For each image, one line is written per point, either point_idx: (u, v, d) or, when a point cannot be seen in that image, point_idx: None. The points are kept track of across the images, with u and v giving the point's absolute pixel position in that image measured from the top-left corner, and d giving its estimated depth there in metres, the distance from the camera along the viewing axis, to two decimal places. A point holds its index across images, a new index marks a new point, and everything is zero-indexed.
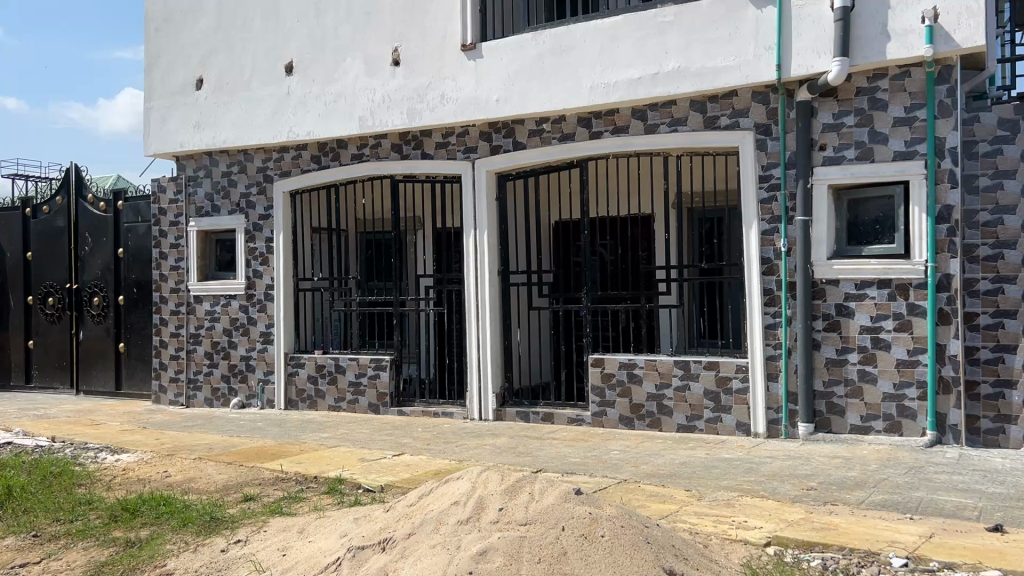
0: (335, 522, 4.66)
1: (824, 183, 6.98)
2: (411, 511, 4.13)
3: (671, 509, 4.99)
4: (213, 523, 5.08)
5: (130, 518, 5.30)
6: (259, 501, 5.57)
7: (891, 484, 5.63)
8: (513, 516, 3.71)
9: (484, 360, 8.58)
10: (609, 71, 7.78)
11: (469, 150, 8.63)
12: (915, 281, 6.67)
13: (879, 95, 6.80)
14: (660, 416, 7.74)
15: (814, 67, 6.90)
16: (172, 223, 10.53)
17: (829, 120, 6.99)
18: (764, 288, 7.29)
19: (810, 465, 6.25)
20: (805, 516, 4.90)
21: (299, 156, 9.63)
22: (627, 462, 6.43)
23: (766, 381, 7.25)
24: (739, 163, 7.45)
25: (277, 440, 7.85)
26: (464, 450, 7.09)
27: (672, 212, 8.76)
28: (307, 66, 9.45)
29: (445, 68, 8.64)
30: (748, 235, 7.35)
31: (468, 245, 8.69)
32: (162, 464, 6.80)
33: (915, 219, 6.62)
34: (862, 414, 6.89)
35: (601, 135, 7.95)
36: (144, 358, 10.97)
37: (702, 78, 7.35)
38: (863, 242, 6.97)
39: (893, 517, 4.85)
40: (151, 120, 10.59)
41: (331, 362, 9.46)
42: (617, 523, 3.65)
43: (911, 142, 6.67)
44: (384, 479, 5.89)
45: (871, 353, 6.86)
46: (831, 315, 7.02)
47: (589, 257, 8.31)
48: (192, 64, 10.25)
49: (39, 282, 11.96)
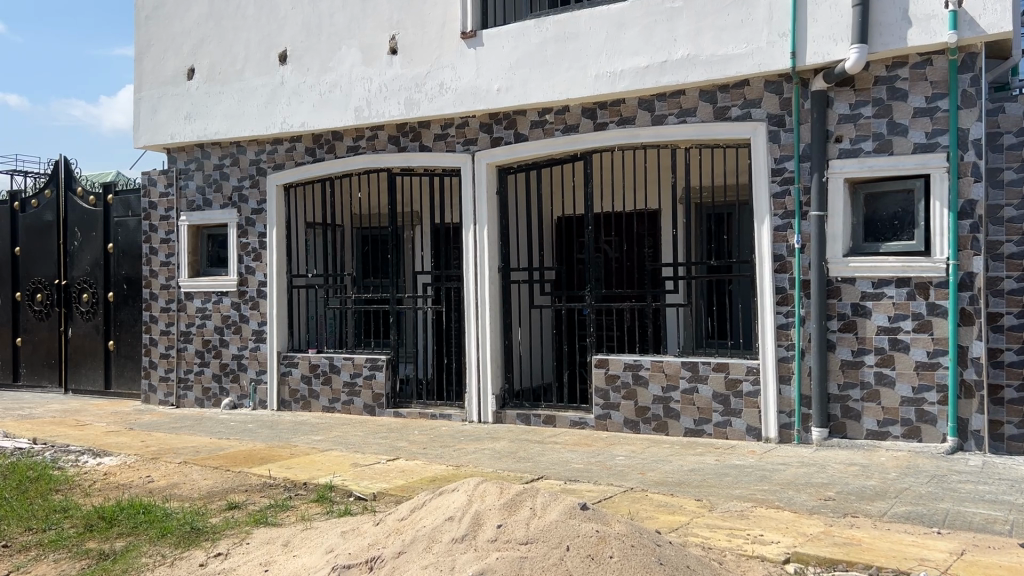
0: (323, 535, 4.35)
1: (840, 176, 6.67)
2: (403, 526, 3.81)
3: (682, 521, 4.68)
4: (193, 534, 4.77)
5: (106, 527, 4.98)
6: (243, 509, 5.26)
7: (914, 494, 5.31)
8: (513, 534, 3.40)
9: (483, 360, 8.25)
10: (615, 59, 7.45)
11: (469, 142, 8.32)
12: (936, 280, 6.35)
13: (898, 84, 6.48)
14: (667, 420, 7.41)
15: (831, 54, 6.57)
16: (162, 218, 10.21)
17: (846, 111, 6.68)
18: (776, 287, 6.96)
19: (826, 472, 5.94)
20: (825, 529, 4.58)
21: (293, 149, 9.31)
22: (633, 469, 6.13)
23: (778, 383, 6.93)
24: (750, 155, 7.12)
25: (267, 442, 7.53)
26: (462, 455, 6.77)
27: (679, 207, 8.47)
28: (301, 55, 9.12)
29: (444, 57, 8.31)
30: (760, 231, 7.02)
31: (467, 242, 8.36)
32: (145, 468, 6.48)
33: (936, 215, 6.28)
34: (879, 419, 6.56)
35: (606, 127, 7.63)
36: (133, 356, 10.66)
37: (713, 66, 7.03)
38: (881, 239, 6.63)
39: (919, 532, 4.54)
40: (141, 111, 10.27)
41: (324, 362, 9.14)
42: (627, 543, 3.34)
43: (933, 134, 6.35)
44: (377, 487, 5.58)
45: (889, 354, 6.53)
46: (847, 315, 6.70)
47: (592, 253, 7.93)
48: (184, 54, 9.93)
49: (28, 277, 11.67)
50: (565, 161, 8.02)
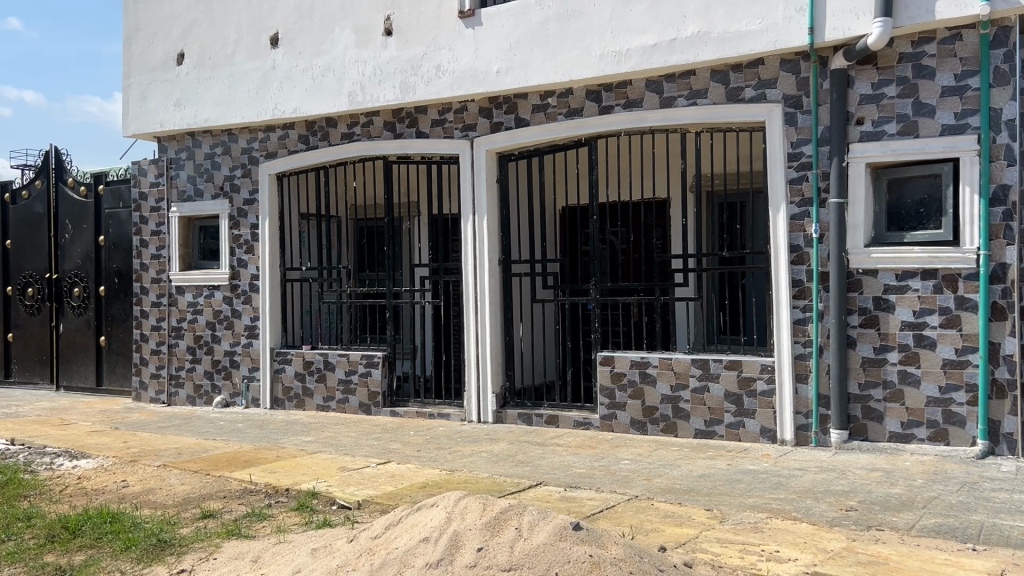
0: (295, 551, 3.97)
1: (862, 161, 6.22)
2: (375, 546, 3.43)
3: (690, 535, 4.29)
4: (159, 547, 4.39)
5: (67, 539, 4.61)
6: (218, 518, 4.89)
7: (944, 505, 4.87)
8: (494, 559, 3.03)
9: (483, 357, 7.84)
10: (621, 37, 7.02)
11: (467, 127, 7.91)
12: (965, 272, 5.90)
13: (924, 61, 6.03)
14: (676, 421, 6.99)
15: (852, 30, 6.11)
16: (152, 209, 9.86)
17: (868, 91, 6.22)
18: (792, 280, 6.53)
19: (846, 478, 5.51)
20: (847, 545, 4.16)
21: (286, 136, 8.93)
22: (639, 474, 5.72)
23: (795, 382, 6.51)
24: (765, 139, 6.67)
25: (254, 443, 7.18)
26: (456, 458, 6.38)
27: (691, 196, 8.06)
28: (293, 38, 8.74)
29: (441, 38, 7.91)
30: (775, 219, 6.58)
31: (466, 232, 7.95)
32: (122, 472, 6.12)
33: (966, 202, 5.84)
34: (902, 420, 6.13)
35: (612, 110, 7.21)
36: (125, 353, 10.34)
37: (725, 43, 6.58)
38: (905, 228, 6.17)
39: (952, 548, 4.10)
40: (131, 97, 9.91)
41: (319, 358, 8.77)
42: (623, 570, 2.97)
43: (962, 114, 5.90)
44: (363, 494, 5.19)
45: (913, 352, 6.09)
46: (868, 309, 6.25)
47: (598, 245, 7.51)
48: (173, 38, 9.56)
49: (19, 271, 11.37)
50: (568, 147, 7.60)
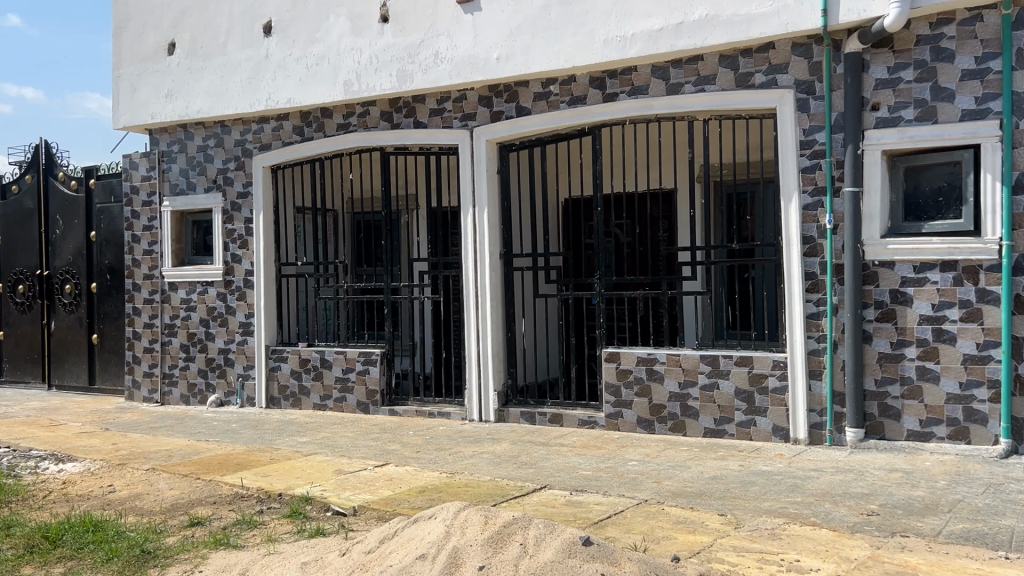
0: (286, 563, 3.73)
1: (877, 148, 5.95)
2: (370, 562, 3.19)
3: (704, 542, 4.05)
4: (143, 559, 4.15)
5: (47, 550, 4.36)
6: (206, 527, 4.65)
7: (971, 508, 4.62)
8: None
9: (484, 354, 7.59)
10: (626, 22, 6.76)
11: (467, 116, 7.65)
12: (987, 263, 5.64)
13: (943, 43, 5.76)
14: (684, 419, 6.74)
15: (867, 11, 5.84)
16: (144, 203, 9.61)
17: (883, 75, 5.96)
18: (805, 272, 6.27)
19: (865, 480, 5.26)
20: (871, 554, 3.92)
21: (279, 127, 8.67)
22: (647, 476, 5.47)
23: (809, 379, 6.25)
24: (777, 127, 6.41)
25: (248, 445, 6.94)
26: (457, 460, 6.13)
27: (698, 187, 7.79)
28: (286, 25, 8.48)
29: (439, 24, 7.65)
30: (787, 210, 6.33)
31: (466, 225, 7.69)
32: (109, 476, 5.88)
33: (988, 189, 5.58)
34: (921, 418, 5.88)
35: (617, 97, 6.94)
36: (117, 351, 10.10)
37: (734, 27, 6.32)
38: (923, 218, 5.91)
39: (984, 557, 3.85)
40: (121, 88, 9.65)
41: (316, 356, 8.52)
42: None
43: (983, 99, 5.64)
44: (359, 499, 4.95)
45: (932, 347, 5.84)
46: (885, 302, 6.00)
47: (602, 237, 7.22)
48: (164, 27, 9.30)
49: (9, 268, 11.13)
50: (572, 137, 7.33)
